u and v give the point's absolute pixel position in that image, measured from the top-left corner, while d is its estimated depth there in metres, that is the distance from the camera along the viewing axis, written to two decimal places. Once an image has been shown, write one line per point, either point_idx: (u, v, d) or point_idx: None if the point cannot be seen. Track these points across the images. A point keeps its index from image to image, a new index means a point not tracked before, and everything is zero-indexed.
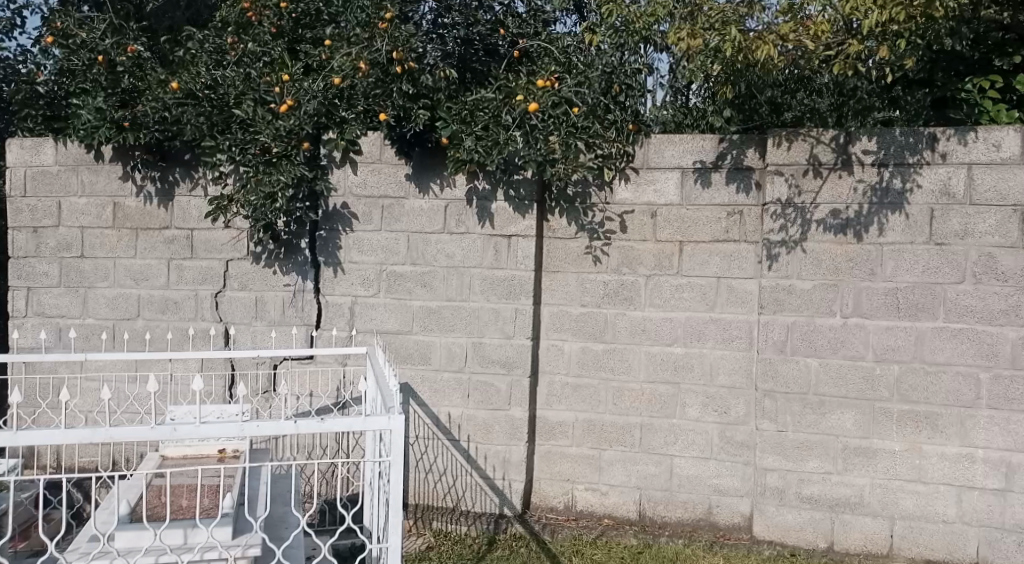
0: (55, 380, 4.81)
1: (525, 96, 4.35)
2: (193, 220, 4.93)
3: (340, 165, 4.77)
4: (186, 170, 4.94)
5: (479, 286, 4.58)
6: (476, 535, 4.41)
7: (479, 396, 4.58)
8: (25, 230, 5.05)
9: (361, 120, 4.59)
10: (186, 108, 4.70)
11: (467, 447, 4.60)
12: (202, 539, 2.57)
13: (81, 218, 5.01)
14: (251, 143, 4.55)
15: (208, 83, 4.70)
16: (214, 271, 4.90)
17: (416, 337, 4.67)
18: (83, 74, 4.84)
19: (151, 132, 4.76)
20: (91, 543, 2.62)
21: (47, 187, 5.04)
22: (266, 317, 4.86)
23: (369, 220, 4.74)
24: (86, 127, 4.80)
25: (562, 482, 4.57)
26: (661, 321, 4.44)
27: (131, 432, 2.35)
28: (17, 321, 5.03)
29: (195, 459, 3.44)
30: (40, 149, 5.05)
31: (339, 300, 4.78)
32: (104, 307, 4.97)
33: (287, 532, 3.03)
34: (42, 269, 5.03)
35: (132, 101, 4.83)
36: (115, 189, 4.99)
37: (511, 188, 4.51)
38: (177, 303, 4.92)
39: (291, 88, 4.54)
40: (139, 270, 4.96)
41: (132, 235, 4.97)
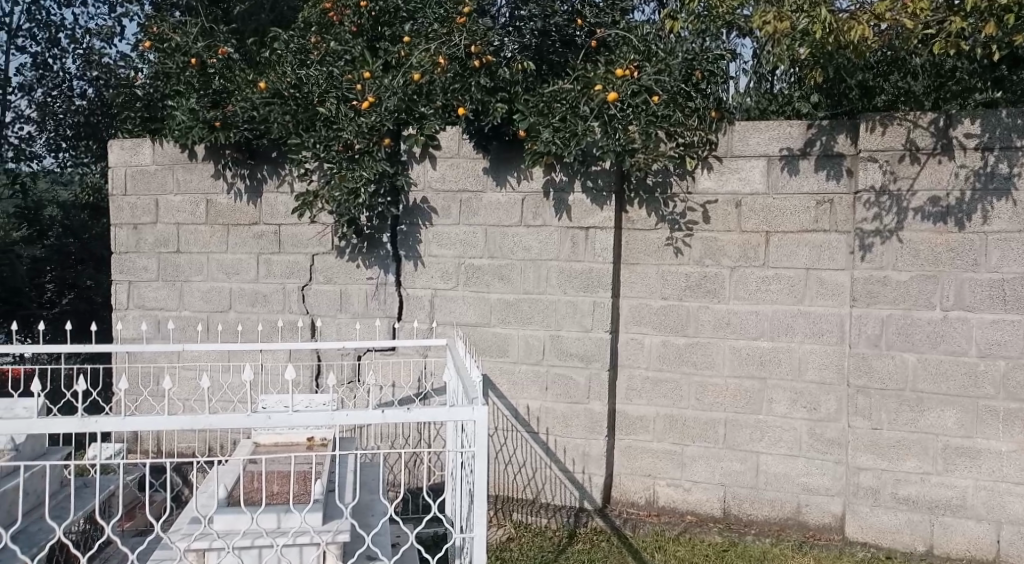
0: (155, 369, 5.04)
1: (604, 86, 4.27)
2: (280, 215, 5.08)
3: (420, 161, 4.82)
4: (274, 168, 5.09)
5: (557, 279, 4.56)
6: (556, 529, 4.37)
7: (558, 389, 4.56)
8: (127, 226, 5.32)
9: (440, 116, 4.62)
10: (273, 107, 4.85)
11: (547, 440, 4.59)
12: (295, 524, 2.66)
13: (176, 215, 5.24)
14: (334, 140, 4.68)
15: (293, 82, 4.83)
16: (301, 265, 5.04)
17: (495, 329, 4.69)
18: (177, 76, 5.07)
19: (241, 131, 4.92)
20: (193, 525, 2.75)
21: (146, 186, 5.29)
22: (350, 310, 4.98)
23: (448, 214, 4.79)
24: (180, 129, 4.99)
25: (643, 477, 4.51)
26: (746, 315, 4.32)
27: (230, 419, 2.43)
28: (120, 313, 5.30)
29: (286, 446, 3.62)
30: (138, 149, 5.30)
31: (420, 293, 4.85)
32: (199, 300, 5.19)
33: (374, 519, 3.10)
34: (142, 264, 5.28)
35: (222, 101, 5.03)
36: (208, 186, 5.19)
37: (589, 179, 4.47)
38: (267, 296, 5.09)
39: (372, 85, 4.63)
40: (230, 265, 5.15)
41: (224, 231, 5.17)
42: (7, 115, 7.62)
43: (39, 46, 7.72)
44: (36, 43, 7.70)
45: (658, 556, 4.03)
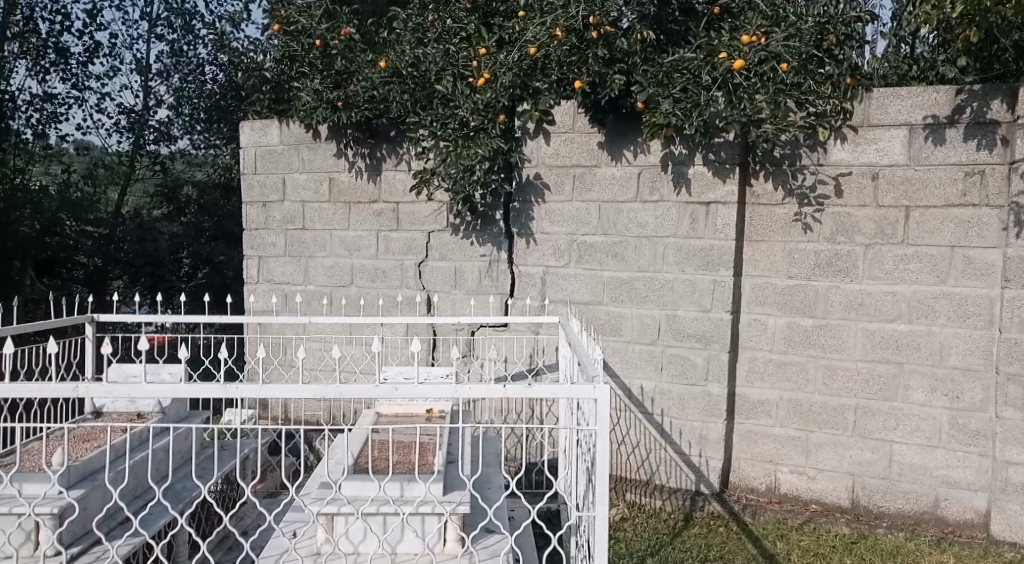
0: (283, 340, 5.29)
1: (729, 53, 4.12)
2: (399, 193, 5.18)
3: (534, 137, 4.78)
4: (392, 146, 5.18)
5: (673, 257, 4.43)
6: (672, 511, 4.31)
7: (674, 370, 4.44)
8: (256, 204, 5.56)
9: (555, 90, 4.59)
10: (392, 86, 4.97)
11: (662, 422, 4.49)
12: (418, 493, 2.72)
13: (302, 193, 5.44)
14: (451, 118, 4.75)
15: (411, 61, 4.95)
16: (418, 243, 5.14)
17: (608, 308, 4.62)
18: (302, 58, 5.28)
19: (361, 111, 5.03)
20: (324, 489, 2.86)
21: (274, 164, 5.51)
22: (464, 286, 5.03)
23: (561, 189, 4.73)
24: (306, 109, 5.18)
25: (764, 463, 4.33)
26: (882, 295, 4.06)
27: (359, 389, 2.49)
28: (251, 286, 5.58)
29: (407, 417, 3.73)
30: (267, 130, 5.52)
31: (532, 270, 4.85)
32: (323, 275, 5.38)
33: (493, 493, 3.13)
34: (271, 240, 5.53)
35: (344, 81, 5.12)
36: (331, 165, 5.35)
37: (711, 152, 4.30)
38: (385, 272, 5.22)
39: (488, 61, 4.65)
40: (352, 242, 5.31)
41: (346, 208, 5.32)
42: (148, 100, 8.14)
43: (175, 33, 8.18)
44: (173, 31, 8.16)
45: (780, 545, 3.88)
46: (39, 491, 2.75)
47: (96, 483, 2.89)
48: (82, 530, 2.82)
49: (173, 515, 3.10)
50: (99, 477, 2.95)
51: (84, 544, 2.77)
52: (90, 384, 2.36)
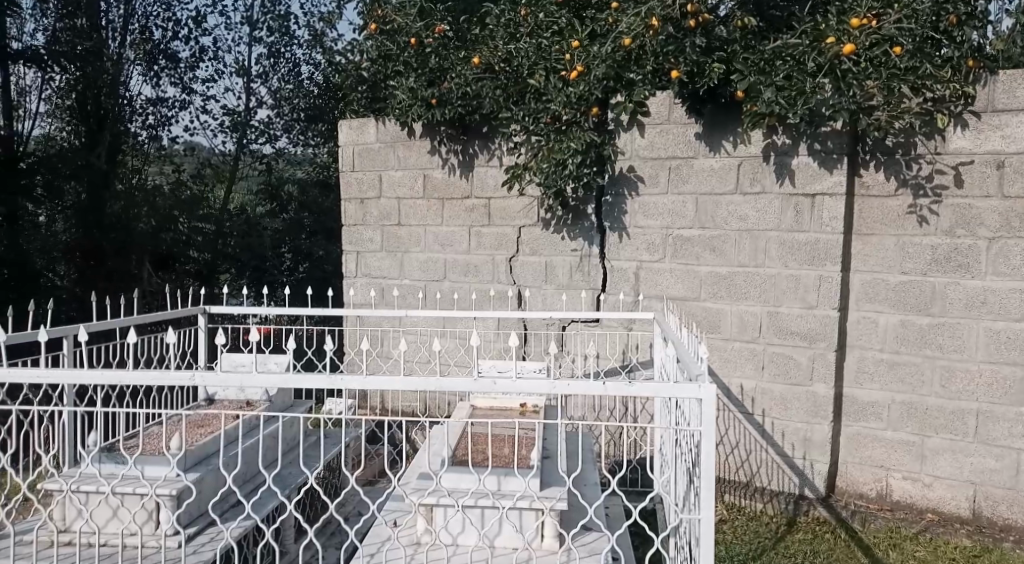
0: (379, 332, 5.40)
1: (838, 38, 3.90)
2: (491, 188, 5.19)
3: (628, 128, 4.69)
4: (484, 143, 5.20)
5: (776, 251, 4.27)
6: (773, 515, 4.21)
7: (777, 369, 4.28)
8: (354, 201, 5.69)
9: (649, 81, 4.42)
10: (484, 82, 5.02)
11: (762, 423, 4.33)
12: (515, 488, 2.73)
13: (397, 190, 5.52)
14: (544, 111, 4.81)
15: (505, 56, 5.03)
16: (509, 238, 5.14)
17: (705, 304, 4.49)
18: (397, 57, 5.36)
19: (455, 107, 5.05)
20: (423, 480, 2.90)
21: (371, 162, 5.62)
22: (555, 281, 5.00)
23: (656, 182, 4.63)
24: (401, 107, 5.26)
25: (874, 468, 4.12)
26: (1007, 293, 3.80)
27: (458, 383, 2.48)
28: (349, 280, 5.71)
29: (501, 411, 3.75)
30: (364, 129, 5.64)
31: (625, 265, 4.77)
32: (417, 270, 5.46)
33: (591, 490, 3.10)
34: (367, 236, 5.64)
35: (437, 80, 5.17)
36: (425, 162, 5.41)
37: (818, 141, 4.12)
38: (478, 267, 5.25)
39: (581, 54, 4.66)
40: (445, 237, 5.36)
41: (439, 204, 5.38)
42: (250, 101, 8.47)
43: (273, 37, 8.47)
44: (271, 34, 8.46)
45: (893, 555, 3.70)
46: (159, 472, 2.91)
47: (211, 467, 3.03)
48: (198, 512, 2.97)
49: (280, 501, 3.23)
50: (213, 461, 3.09)
51: (199, 525, 2.91)
52: (206, 373, 2.45)
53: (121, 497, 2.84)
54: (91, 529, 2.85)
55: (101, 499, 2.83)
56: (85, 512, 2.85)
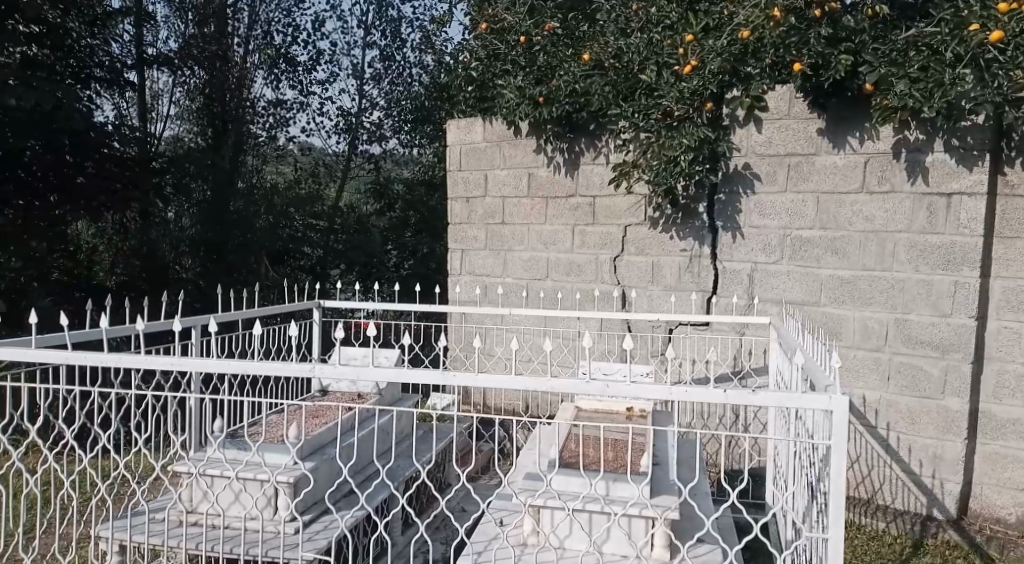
0: (481, 330, 5.42)
1: (983, 25, 3.58)
2: (597, 187, 5.12)
3: (744, 124, 4.52)
4: (591, 140, 5.13)
5: (905, 254, 4.01)
6: (898, 535, 3.87)
7: (904, 381, 4.01)
8: (460, 200, 5.72)
9: (768, 75, 4.28)
10: (593, 79, 4.92)
11: (887, 436, 4.07)
12: (625, 494, 2.68)
13: (503, 188, 5.51)
14: (654, 107, 4.63)
15: (615, 52, 4.94)
16: (614, 237, 5.04)
17: (826, 309, 4.27)
18: (506, 56, 5.40)
19: (563, 106, 5.00)
20: (531, 480, 2.88)
21: (477, 161, 5.63)
22: (663, 282, 4.87)
23: (774, 181, 4.44)
24: (509, 105, 5.25)
25: (1014, 491, 3.80)
26: None
27: (570, 385, 2.40)
28: (453, 278, 5.74)
29: (606, 414, 3.68)
30: (471, 128, 5.66)
31: (738, 267, 4.60)
32: (521, 268, 5.44)
33: (703, 501, 3.00)
34: (472, 234, 5.66)
35: (545, 78, 5.14)
36: (531, 160, 5.39)
37: (956, 137, 3.83)
38: (581, 266, 5.18)
39: (695, 48, 4.50)
40: (549, 236, 5.32)
41: (544, 203, 5.34)
42: (363, 103, 8.72)
43: (386, 40, 8.67)
44: (384, 37, 8.66)
45: None
46: (278, 459, 3.03)
47: (325, 457, 3.13)
48: (313, 501, 3.06)
49: (390, 494, 3.29)
50: (327, 451, 3.19)
51: (314, 512, 3.01)
52: (323, 365, 2.50)
53: (244, 481, 2.97)
54: (216, 511, 3.00)
55: (225, 482, 2.97)
56: (210, 495, 2.99)
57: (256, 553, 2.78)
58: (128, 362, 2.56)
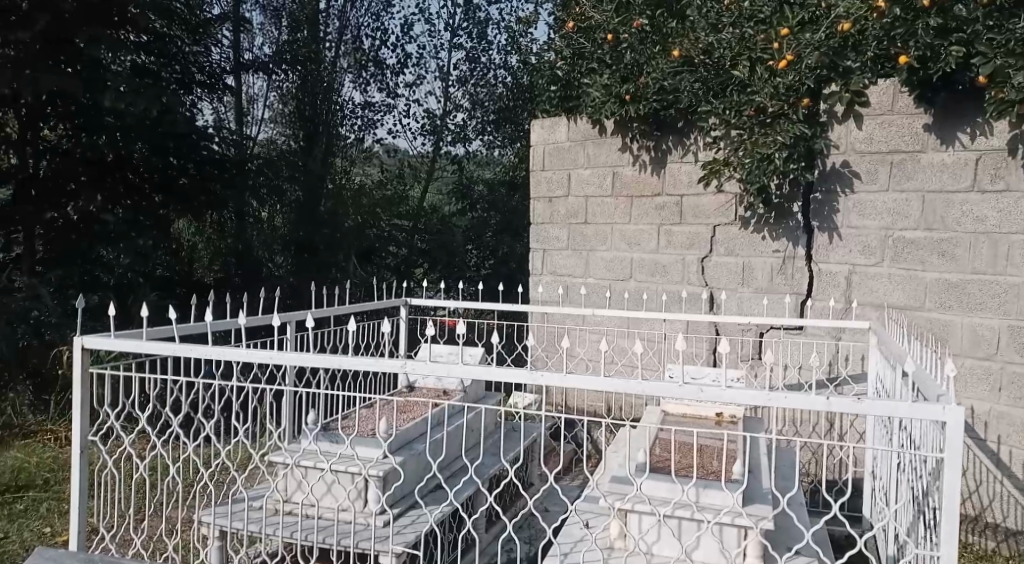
0: (564, 330, 5.39)
1: None
2: (684, 185, 5.01)
3: (843, 120, 4.34)
4: (679, 138, 5.02)
5: (1021, 257, 3.75)
6: (1009, 557, 3.64)
7: (1017, 392, 3.76)
8: (542, 199, 5.69)
9: (871, 69, 4.17)
10: (682, 76, 4.82)
11: (998, 451, 3.84)
12: (714, 501, 2.62)
13: (586, 188, 5.46)
14: (747, 103, 4.52)
15: (706, 47, 4.81)
16: (702, 237, 4.93)
17: (930, 315, 4.05)
18: (591, 55, 5.43)
19: (650, 103, 4.91)
20: (622, 484, 2.84)
21: (561, 161, 5.59)
22: (754, 284, 4.73)
23: (875, 179, 4.25)
24: (595, 104, 5.21)
25: None
26: None
27: (663, 388, 2.33)
28: (536, 277, 5.71)
29: (695, 419, 3.60)
30: (555, 127, 5.62)
31: (834, 269, 4.42)
32: (603, 269, 5.37)
33: (796, 510, 2.90)
34: (554, 234, 5.62)
35: (633, 74, 5.04)
36: (615, 159, 5.31)
37: None
38: (666, 267, 5.08)
39: (791, 42, 4.36)
40: (633, 235, 5.23)
41: (629, 202, 5.26)
42: (448, 105, 8.82)
43: (472, 42, 8.74)
44: (470, 39, 8.73)
45: None
46: (370, 454, 3.09)
47: (412, 452, 3.17)
48: (401, 495, 3.11)
49: (475, 490, 3.31)
50: (414, 447, 3.24)
51: (401, 507, 3.06)
52: (414, 361, 2.53)
53: (336, 474, 3.03)
54: (311, 501, 3.08)
55: (319, 474, 3.05)
56: (305, 485, 3.08)
57: (348, 545, 2.85)
58: (232, 355, 2.65)
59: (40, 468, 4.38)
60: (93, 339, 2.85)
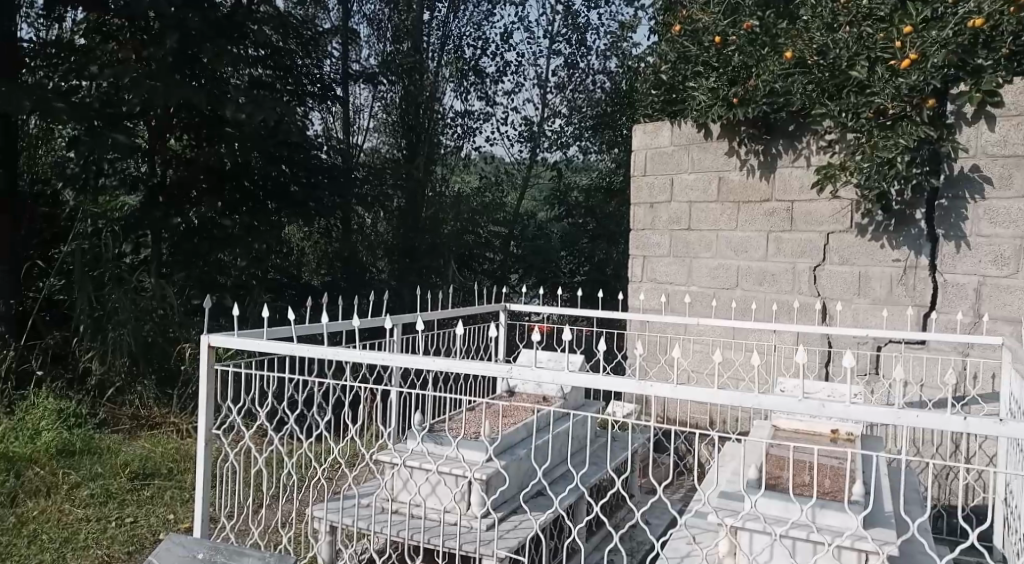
0: (666, 339, 5.27)
1: None
2: (795, 192, 4.83)
3: (973, 122, 4.11)
4: (790, 142, 4.85)
5: None
6: None
7: None
8: (643, 205, 5.55)
9: (1005, 66, 3.98)
10: (794, 78, 4.66)
11: None
12: (832, 523, 2.50)
13: (690, 193, 5.31)
14: (864, 106, 4.31)
15: (820, 48, 4.54)
16: (815, 245, 4.73)
17: None
18: (696, 58, 5.18)
19: (760, 106, 4.74)
20: (732, 501, 2.75)
21: (663, 165, 5.45)
22: (871, 294, 4.52)
23: (1009, 185, 4.01)
24: (701, 108, 5.08)
25: None
26: None
27: (781, 403, 2.22)
28: (635, 284, 5.58)
29: (808, 435, 3.45)
30: (658, 132, 5.47)
31: (962, 280, 4.18)
32: (707, 277, 5.22)
33: (919, 535, 2.74)
34: (655, 240, 5.49)
35: (741, 77, 4.91)
36: (721, 164, 5.16)
37: None
38: (775, 276, 4.90)
39: (915, 40, 4.13)
40: (740, 243, 5.08)
41: (736, 208, 5.10)
42: (546, 112, 8.84)
43: (571, 48, 8.75)
44: (569, 45, 8.74)
45: None
46: (475, 457, 3.11)
47: (515, 456, 3.19)
48: (504, 499, 3.12)
49: (577, 498, 3.30)
50: (516, 452, 3.25)
51: (505, 511, 3.07)
52: (521, 366, 2.53)
53: (441, 475, 3.08)
54: (417, 501, 3.14)
55: (425, 475, 3.10)
56: (412, 485, 3.14)
57: (453, 546, 2.89)
58: (345, 355, 2.73)
59: (165, 457, 4.65)
60: (220, 337, 3.01)
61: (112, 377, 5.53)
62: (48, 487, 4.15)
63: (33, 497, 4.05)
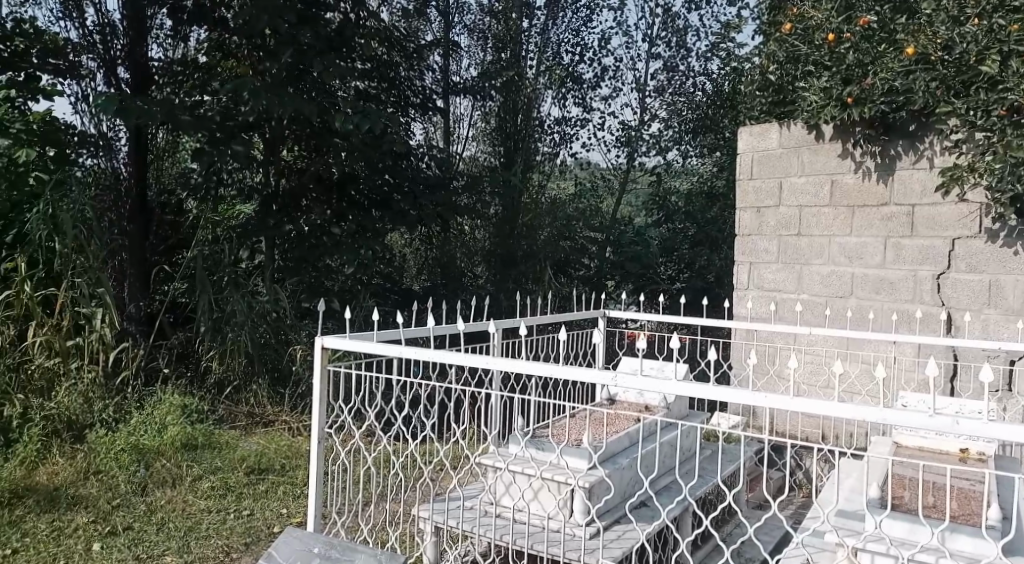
0: (774, 349, 5.08)
1: None
2: (916, 195, 4.59)
3: None
4: (911, 143, 4.59)
5: None
6: None
7: None
8: (750, 209, 5.37)
9: None
10: (915, 75, 4.36)
11: None
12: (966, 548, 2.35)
13: (800, 198, 5.10)
14: (997, 102, 4.06)
15: (947, 42, 4.27)
16: (938, 252, 4.49)
17: None
18: (807, 56, 4.94)
19: (877, 106, 4.50)
20: (854, 523, 2.61)
21: (771, 169, 5.25)
22: (1003, 305, 4.25)
23: None
24: (813, 109, 4.86)
25: None
26: None
27: (908, 419, 2.08)
28: (741, 292, 5.40)
29: (935, 454, 3.24)
30: (766, 134, 5.28)
31: None
32: (819, 284, 5.01)
33: None
34: (763, 246, 5.30)
35: (856, 76, 4.61)
36: (834, 167, 4.95)
37: None
38: (894, 284, 4.67)
39: None
40: (855, 249, 4.85)
41: (850, 213, 4.87)
42: (644, 116, 8.73)
43: (671, 52, 8.60)
44: (669, 49, 8.59)
45: None
46: (579, 464, 3.09)
47: (618, 465, 3.15)
48: (607, 509, 3.09)
49: (682, 511, 3.24)
50: (619, 460, 3.21)
51: (608, 520, 3.04)
52: (625, 374, 2.47)
53: (545, 481, 3.07)
54: (519, 506, 3.15)
55: (529, 481, 3.10)
56: (514, 490, 3.16)
57: (555, 553, 2.88)
58: (450, 358, 2.76)
59: (278, 454, 4.86)
60: (333, 339, 3.11)
61: (230, 377, 5.83)
62: (174, 478, 4.42)
63: (161, 487, 4.33)
